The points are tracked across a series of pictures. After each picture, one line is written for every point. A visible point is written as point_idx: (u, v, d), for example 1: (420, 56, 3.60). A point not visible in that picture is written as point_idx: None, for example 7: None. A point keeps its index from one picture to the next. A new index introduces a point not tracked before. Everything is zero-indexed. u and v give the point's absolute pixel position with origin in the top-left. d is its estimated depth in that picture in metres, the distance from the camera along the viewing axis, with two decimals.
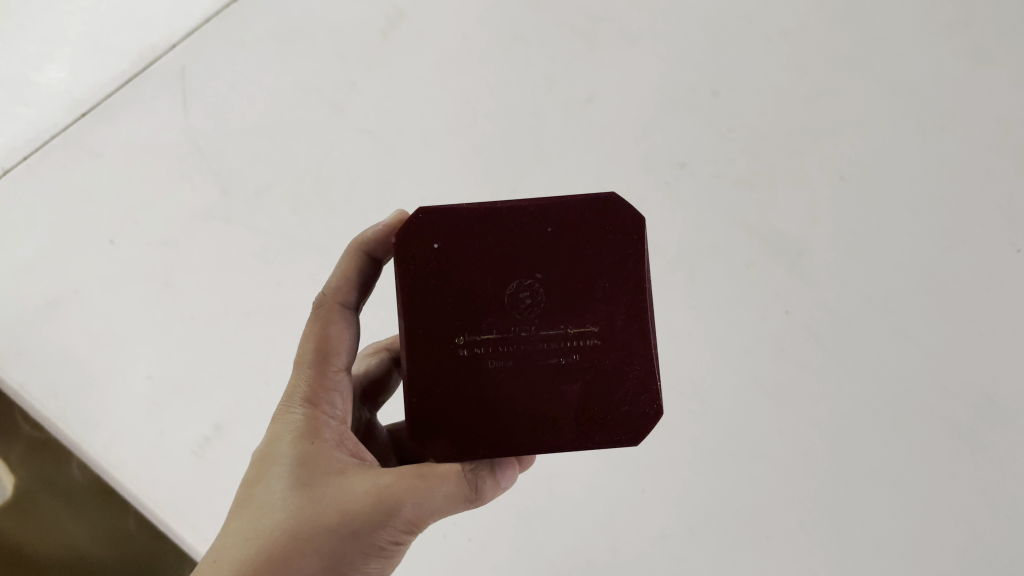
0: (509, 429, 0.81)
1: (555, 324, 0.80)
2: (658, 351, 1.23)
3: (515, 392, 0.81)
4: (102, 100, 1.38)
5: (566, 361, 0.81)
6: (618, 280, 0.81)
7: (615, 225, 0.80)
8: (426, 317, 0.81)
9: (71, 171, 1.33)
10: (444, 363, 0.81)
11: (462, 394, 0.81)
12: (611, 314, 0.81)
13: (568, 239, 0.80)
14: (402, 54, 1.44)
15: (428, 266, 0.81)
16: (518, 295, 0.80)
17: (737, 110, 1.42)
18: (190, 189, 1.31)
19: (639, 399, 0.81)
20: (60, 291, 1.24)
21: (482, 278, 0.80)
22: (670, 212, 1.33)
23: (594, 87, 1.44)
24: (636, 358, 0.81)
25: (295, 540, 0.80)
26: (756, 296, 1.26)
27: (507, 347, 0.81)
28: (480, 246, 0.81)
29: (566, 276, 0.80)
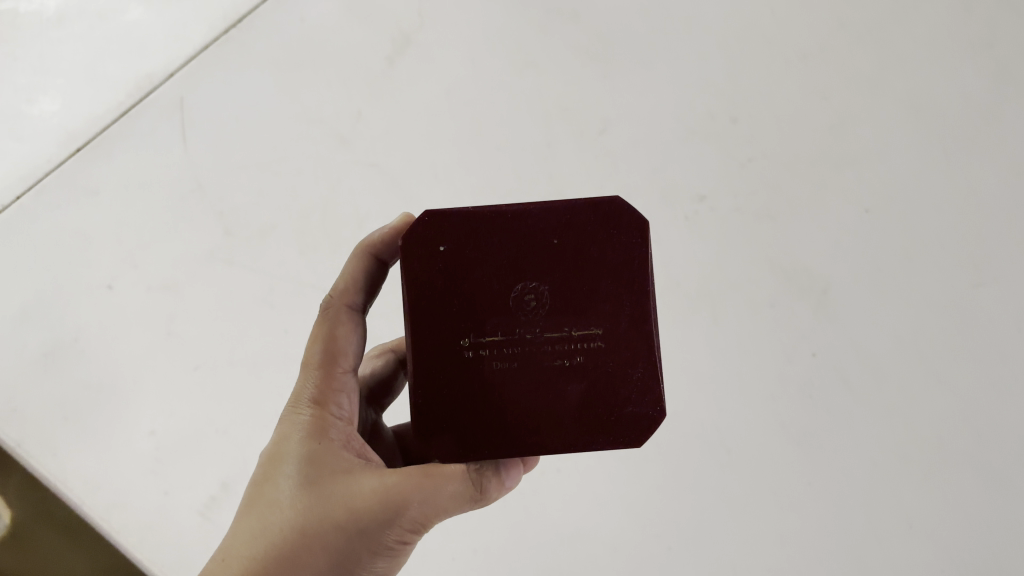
0: (512, 432, 0.79)
1: (560, 325, 0.79)
2: (682, 398, 1.18)
3: (519, 394, 0.80)
4: (99, 134, 1.32)
5: (570, 363, 0.80)
6: (621, 282, 0.80)
7: (620, 228, 0.80)
8: (432, 319, 0.80)
9: (67, 212, 1.27)
10: (449, 364, 0.80)
11: (466, 396, 0.80)
12: (616, 316, 0.80)
13: (572, 243, 0.80)
14: (408, 81, 1.39)
15: (435, 269, 0.80)
16: (523, 298, 0.79)
17: (757, 139, 1.37)
18: (192, 230, 1.26)
19: (644, 401, 0.79)
20: (57, 341, 1.19)
21: (488, 280, 0.80)
22: (691, 249, 1.28)
23: (609, 115, 1.39)
24: (640, 360, 0.80)
25: (304, 539, 0.83)
26: (782, 338, 1.22)
27: (511, 349, 0.79)
28: (486, 248, 0.80)
29: (571, 280, 0.79)
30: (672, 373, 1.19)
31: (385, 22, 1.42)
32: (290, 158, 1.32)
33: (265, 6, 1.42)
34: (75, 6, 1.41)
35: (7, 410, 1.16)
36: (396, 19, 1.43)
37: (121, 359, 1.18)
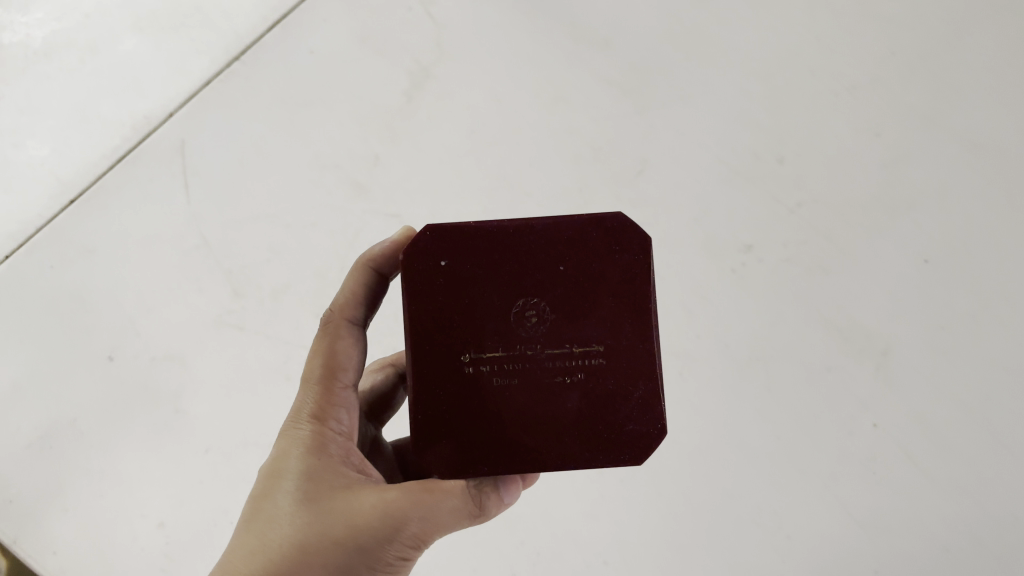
0: (510, 454, 0.71)
1: (561, 341, 0.71)
2: (736, 477, 1.10)
3: (518, 415, 0.71)
4: (91, 185, 1.22)
5: (571, 381, 0.71)
6: (626, 298, 0.71)
7: (622, 243, 0.72)
8: (430, 338, 0.71)
9: (61, 274, 1.17)
10: (447, 382, 0.71)
11: (465, 417, 0.71)
12: (618, 332, 0.71)
13: (574, 259, 0.72)
14: (428, 120, 1.29)
15: (434, 284, 0.72)
16: (524, 312, 0.71)
17: (806, 181, 1.27)
18: (198, 292, 1.16)
19: (649, 420, 0.71)
20: (54, 422, 1.10)
21: (488, 296, 0.71)
22: (740, 306, 1.19)
23: (646, 155, 1.28)
24: (645, 380, 0.71)
25: (300, 556, 0.73)
26: (841, 407, 1.13)
27: (512, 365, 0.71)
28: (487, 261, 0.72)
29: (574, 294, 0.71)
30: (724, 450, 1.11)
31: (401, 54, 1.32)
32: (301, 208, 1.21)
33: (270, 35, 1.32)
34: (63, 39, 1.31)
35: (3, 502, 1.07)
36: (412, 51, 1.32)
37: (123, 443, 1.09)
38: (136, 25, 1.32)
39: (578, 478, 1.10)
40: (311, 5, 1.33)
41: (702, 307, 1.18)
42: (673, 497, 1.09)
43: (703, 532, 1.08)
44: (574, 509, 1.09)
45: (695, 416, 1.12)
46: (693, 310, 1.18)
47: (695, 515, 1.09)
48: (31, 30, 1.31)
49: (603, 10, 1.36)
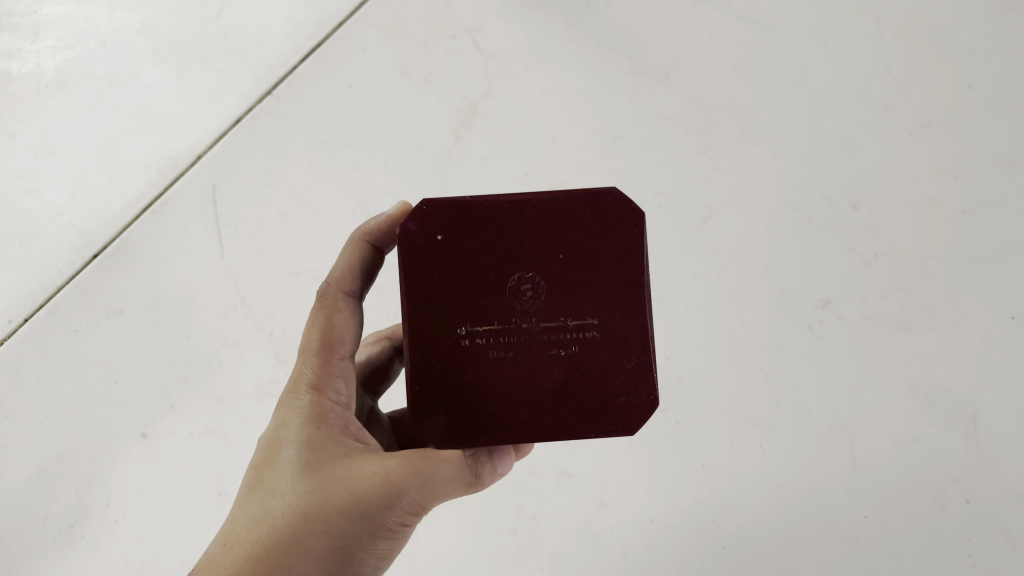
0: (504, 427, 0.69)
1: (557, 315, 0.68)
2: (824, 561, 1.02)
3: (511, 389, 0.69)
4: (116, 237, 1.13)
5: (564, 354, 0.69)
6: (620, 274, 0.68)
7: (618, 220, 0.68)
8: (425, 311, 0.68)
9: (86, 339, 1.08)
10: (441, 356, 0.69)
11: (460, 389, 0.69)
12: (613, 307, 0.68)
13: (570, 234, 0.68)
14: (480, 162, 1.19)
15: (430, 259, 0.68)
16: (519, 286, 0.68)
17: (883, 229, 1.19)
18: (237, 358, 1.07)
19: (642, 392, 0.69)
20: (86, 509, 1.00)
21: (483, 270, 0.68)
22: (821, 368, 1.11)
23: (713, 200, 1.19)
24: (637, 352, 0.69)
25: (303, 526, 0.71)
26: (931, 480, 1.06)
27: (507, 338, 0.68)
28: (481, 236, 0.68)
29: (570, 268, 0.68)
30: (811, 531, 1.03)
31: (447, 88, 1.22)
32: None
33: (304, 65, 1.21)
34: (77, 70, 1.21)
35: None
36: (458, 85, 1.23)
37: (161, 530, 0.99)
38: (157, 55, 1.22)
39: (658, 568, 1.01)
40: (346, 33, 1.23)
41: (781, 371, 1.10)
42: None
43: None
44: None
45: (778, 492, 1.05)
46: (771, 375, 1.10)
47: None
48: (42, 59, 1.21)
49: (663, 40, 1.27)
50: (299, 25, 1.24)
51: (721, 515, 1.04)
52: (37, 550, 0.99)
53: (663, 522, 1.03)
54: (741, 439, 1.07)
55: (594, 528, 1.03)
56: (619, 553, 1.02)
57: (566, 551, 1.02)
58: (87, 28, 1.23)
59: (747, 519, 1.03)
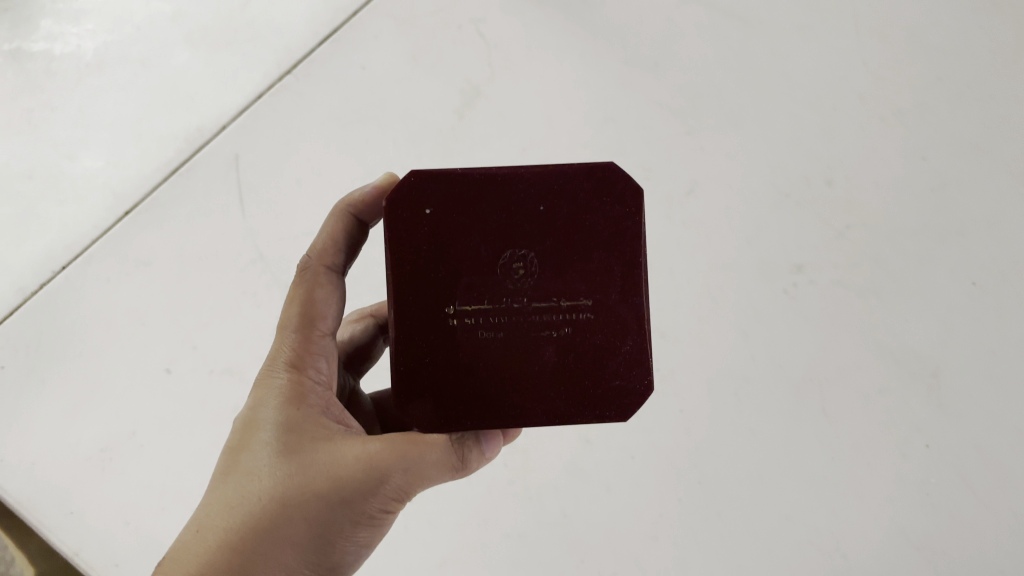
0: (494, 406, 0.73)
1: (549, 296, 0.73)
2: (792, 498, 1.11)
3: (503, 368, 0.74)
4: (145, 198, 1.23)
5: (557, 335, 0.73)
6: (616, 253, 0.74)
7: (615, 196, 0.73)
8: (414, 287, 0.73)
9: (118, 287, 1.18)
10: (432, 334, 0.73)
11: (450, 368, 0.73)
12: (607, 288, 0.74)
13: (564, 212, 0.73)
14: (483, 139, 1.29)
15: (420, 233, 0.73)
16: (511, 264, 0.73)
17: (856, 204, 1.27)
18: (255, 307, 1.17)
19: (634, 374, 0.74)
20: (114, 437, 1.11)
21: (475, 246, 0.73)
22: (795, 328, 1.19)
23: (696, 176, 1.27)
24: (630, 333, 0.74)
25: (283, 511, 0.74)
26: (895, 430, 1.14)
27: (498, 318, 0.73)
28: (474, 212, 0.73)
29: (562, 248, 0.73)
30: (781, 473, 1.12)
31: (452, 72, 1.32)
32: None
33: (320, 50, 1.31)
34: (115, 52, 1.31)
35: (63, 514, 1.08)
36: (463, 69, 1.32)
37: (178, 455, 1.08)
38: (188, 39, 1.32)
39: (638, 502, 1.10)
40: (361, 20, 1.32)
41: (757, 329, 1.19)
42: (731, 518, 1.10)
43: (763, 555, 1.09)
44: (633, 528, 1.10)
45: (752, 437, 1.13)
46: (747, 332, 1.18)
47: (753, 538, 1.10)
48: (82, 40, 1.31)
49: (653, 33, 1.35)
50: (316, 13, 1.33)
51: (698, 456, 1.12)
52: (73, 471, 1.09)
53: (644, 460, 1.12)
54: (718, 389, 1.15)
55: (579, 464, 1.12)
56: (602, 487, 1.11)
57: (553, 484, 1.11)
58: (124, 14, 1.32)
59: (723, 460, 1.12)
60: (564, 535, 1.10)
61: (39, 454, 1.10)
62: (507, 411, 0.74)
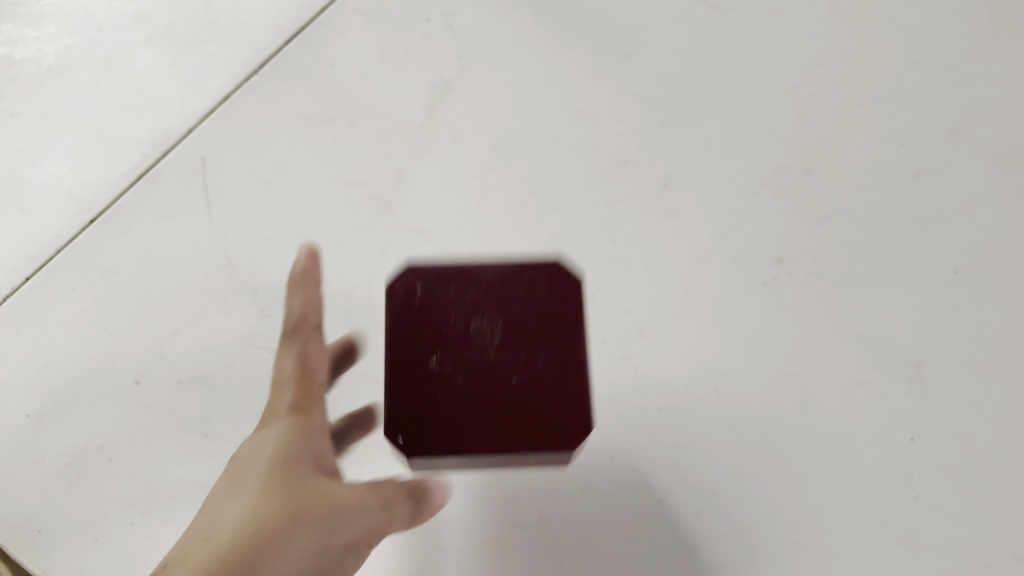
0: (466, 441, 0.85)
1: (511, 350, 0.85)
2: (772, 494, 1.08)
3: (476, 409, 0.85)
4: (110, 204, 1.20)
5: (518, 383, 0.85)
6: (566, 320, 0.87)
7: (565, 286, 0.89)
8: (402, 346, 0.86)
9: (84, 297, 1.15)
10: (415, 382, 0.86)
11: (431, 410, 0.85)
12: (557, 345, 0.86)
13: (523, 287, 0.88)
14: (453, 135, 1.26)
15: (409, 305, 0.88)
16: (481, 328, 0.86)
17: (833, 193, 1.25)
18: (222, 314, 1.14)
19: (581, 418, 0.85)
20: (83, 447, 1.07)
21: (451, 315, 0.87)
22: (773, 321, 1.17)
23: (672, 168, 1.26)
24: (578, 386, 0.85)
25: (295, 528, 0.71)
26: (877, 423, 1.12)
27: (469, 366, 0.85)
28: (452, 288, 0.88)
29: (524, 314, 0.87)
30: (761, 467, 1.09)
31: (421, 68, 1.30)
32: (328, 225, 1.20)
33: (288, 49, 1.29)
34: (77, 54, 1.30)
35: (30, 532, 1.03)
36: (432, 65, 1.30)
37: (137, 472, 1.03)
38: (151, 41, 1.30)
39: (616, 503, 1.07)
40: (330, 18, 1.31)
41: (734, 323, 1.17)
42: (710, 516, 1.07)
43: (744, 550, 1.06)
44: (611, 531, 1.06)
45: (730, 433, 1.11)
46: (725, 326, 1.17)
47: (735, 535, 1.06)
48: (42, 45, 1.30)
49: (626, 24, 1.35)
50: (284, 11, 1.32)
51: (676, 454, 1.10)
52: (40, 486, 1.05)
53: (622, 459, 1.09)
54: (696, 384, 1.13)
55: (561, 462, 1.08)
56: (579, 488, 1.08)
57: (531, 485, 1.08)
58: (86, 17, 1.32)
59: (702, 456, 1.10)
60: (542, 539, 1.06)
61: (8, 469, 1.06)
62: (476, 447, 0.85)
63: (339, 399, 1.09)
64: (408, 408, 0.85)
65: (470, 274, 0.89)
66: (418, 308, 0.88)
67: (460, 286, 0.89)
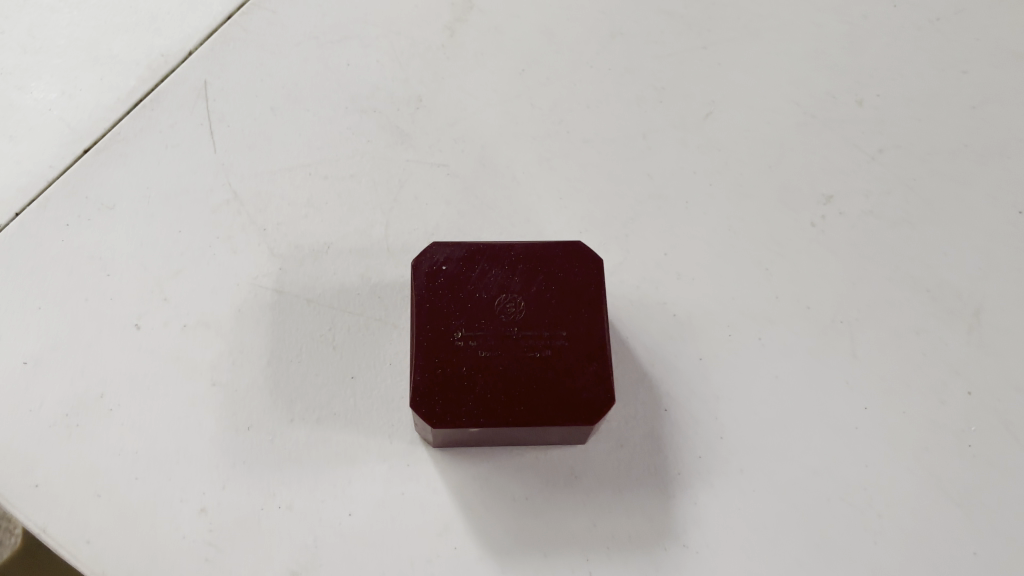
0: (492, 409, 0.92)
1: (534, 327, 0.94)
2: (821, 449, 1.01)
3: (500, 379, 0.92)
4: (106, 132, 1.11)
5: (540, 356, 0.93)
6: (583, 299, 0.96)
7: (582, 262, 0.97)
8: (432, 320, 0.93)
9: (78, 234, 1.06)
10: (444, 353, 0.92)
11: (459, 379, 0.92)
12: (576, 323, 0.95)
13: (544, 267, 0.97)
14: (477, 59, 1.18)
15: (437, 283, 0.95)
16: (505, 305, 0.94)
17: (888, 124, 1.16)
18: (230, 253, 1.06)
19: (599, 389, 0.93)
20: (81, 396, 0.99)
21: (478, 292, 0.95)
22: (822, 264, 1.09)
23: (713, 96, 1.17)
24: (595, 358, 0.94)
25: None
26: (932, 373, 1.05)
27: (494, 341, 0.93)
28: (478, 268, 0.96)
29: (545, 292, 0.95)
30: (808, 421, 1.02)
31: None
32: (342, 156, 1.11)
33: None
34: None
35: (26, 486, 0.95)
36: None
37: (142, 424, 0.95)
38: None
39: (654, 458, 1.00)
40: None
41: (781, 266, 1.09)
42: (755, 473, 1.00)
43: (788, 511, 0.98)
44: (648, 488, 0.99)
45: (776, 384, 1.03)
46: (770, 269, 1.08)
47: (779, 494, 0.99)
48: None
49: None
50: None
51: (717, 407, 1.02)
52: (36, 437, 0.97)
53: (660, 411, 1.02)
54: (739, 333, 1.05)
55: None
56: (614, 443, 1.00)
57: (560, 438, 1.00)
58: None
59: (745, 409, 1.02)
60: (576, 496, 0.98)
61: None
62: (501, 417, 0.92)
63: (358, 344, 1.02)
64: (436, 382, 0.92)
65: (495, 262, 0.96)
66: (445, 289, 0.95)
67: (486, 268, 0.96)
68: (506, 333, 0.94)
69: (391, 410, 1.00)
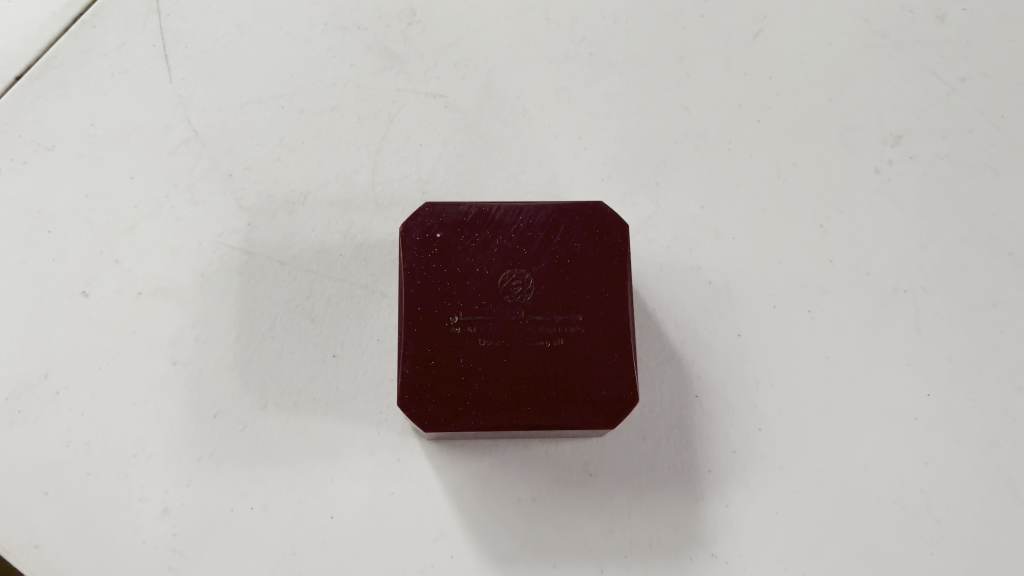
0: (492, 410, 0.75)
1: (545, 310, 0.76)
2: (875, 443, 0.87)
3: (503, 375, 0.75)
4: (41, 54, 0.93)
5: (551, 346, 0.76)
6: (605, 276, 0.77)
7: (604, 229, 0.78)
8: (421, 301, 0.76)
9: (13, 181, 0.90)
10: (434, 342, 0.75)
11: (452, 374, 0.75)
12: (596, 304, 0.77)
13: (558, 236, 0.78)
14: None
15: (428, 255, 0.77)
16: (510, 283, 0.76)
17: (975, 45, 0.98)
18: (191, 207, 0.91)
19: (621, 386, 0.76)
20: (22, 377, 0.86)
21: (478, 266, 0.77)
22: (886, 220, 0.93)
23: (765, 10, 0.99)
24: (616, 349, 0.76)
25: None
26: (1008, 352, 0.91)
27: (496, 327, 0.76)
28: (479, 237, 0.78)
29: (558, 266, 0.77)
30: (862, 409, 0.88)
31: None
32: (321, 86, 0.94)
33: None
34: None
35: None
36: None
37: None
38: None
39: (681, 452, 0.87)
40: None
41: (837, 223, 0.93)
42: (797, 471, 0.86)
43: (834, 515, 0.85)
44: (673, 487, 0.86)
45: (826, 366, 0.89)
46: (825, 226, 0.92)
47: (823, 496, 0.86)
48: None
49: None
50: None
51: (757, 393, 0.88)
52: None
53: (690, 395, 0.88)
54: (786, 304, 0.90)
55: None
56: (636, 435, 0.87)
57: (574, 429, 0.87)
58: None
59: (789, 396, 0.88)
60: (590, 497, 0.85)
61: None
62: (502, 419, 0.75)
63: (341, 315, 0.88)
64: (424, 377, 0.75)
65: (498, 228, 0.78)
66: (438, 262, 0.76)
67: (489, 236, 0.78)
68: (511, 317, 0.76)
69: (379, 395, 0.86)
